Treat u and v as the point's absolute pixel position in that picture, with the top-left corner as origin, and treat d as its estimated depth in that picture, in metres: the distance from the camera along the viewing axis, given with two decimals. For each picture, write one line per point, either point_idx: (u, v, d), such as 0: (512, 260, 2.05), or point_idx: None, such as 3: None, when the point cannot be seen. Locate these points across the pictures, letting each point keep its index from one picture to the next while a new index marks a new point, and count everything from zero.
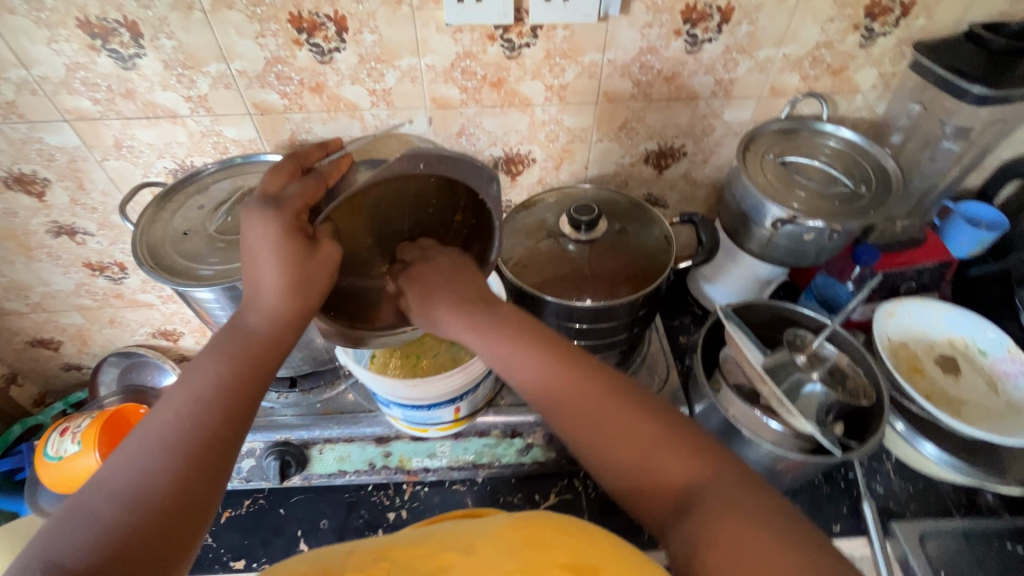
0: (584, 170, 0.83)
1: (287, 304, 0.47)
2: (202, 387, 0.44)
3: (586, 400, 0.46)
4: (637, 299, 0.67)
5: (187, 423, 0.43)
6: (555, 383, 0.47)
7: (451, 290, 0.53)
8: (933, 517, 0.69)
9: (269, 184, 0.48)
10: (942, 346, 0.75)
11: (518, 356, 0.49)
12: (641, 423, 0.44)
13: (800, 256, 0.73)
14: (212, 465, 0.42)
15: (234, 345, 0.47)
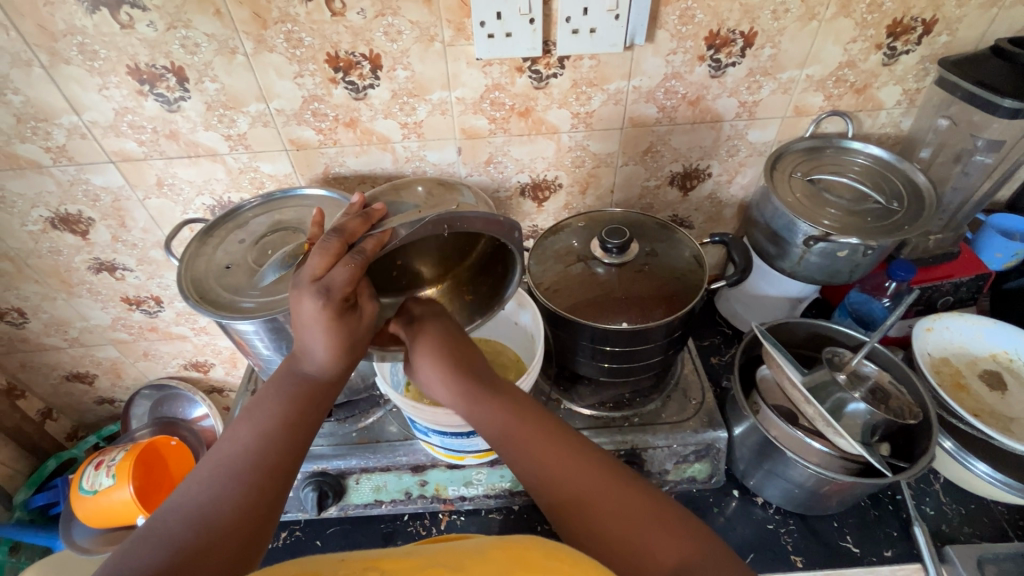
0: (610, 193, 0.84)
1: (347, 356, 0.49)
2: (268, 422, 0.46)
3: (575, 474, 0.47)
4: (673, 321, 0.67)
5: (254, 454, 0.44)
6: (542, 457, 0.49)
7: (442, 358, 0.55)
8: (989, 541, 0.67)
9: (314, 266, 0.45)
10: (985, 361, 0.74)
11: (511, 427, 0.51)
12: (631, 500, 0.45)
13: (834, 274, 0.73)
14: (273, 494, 0.43)
15: (293, 386, 0.48)
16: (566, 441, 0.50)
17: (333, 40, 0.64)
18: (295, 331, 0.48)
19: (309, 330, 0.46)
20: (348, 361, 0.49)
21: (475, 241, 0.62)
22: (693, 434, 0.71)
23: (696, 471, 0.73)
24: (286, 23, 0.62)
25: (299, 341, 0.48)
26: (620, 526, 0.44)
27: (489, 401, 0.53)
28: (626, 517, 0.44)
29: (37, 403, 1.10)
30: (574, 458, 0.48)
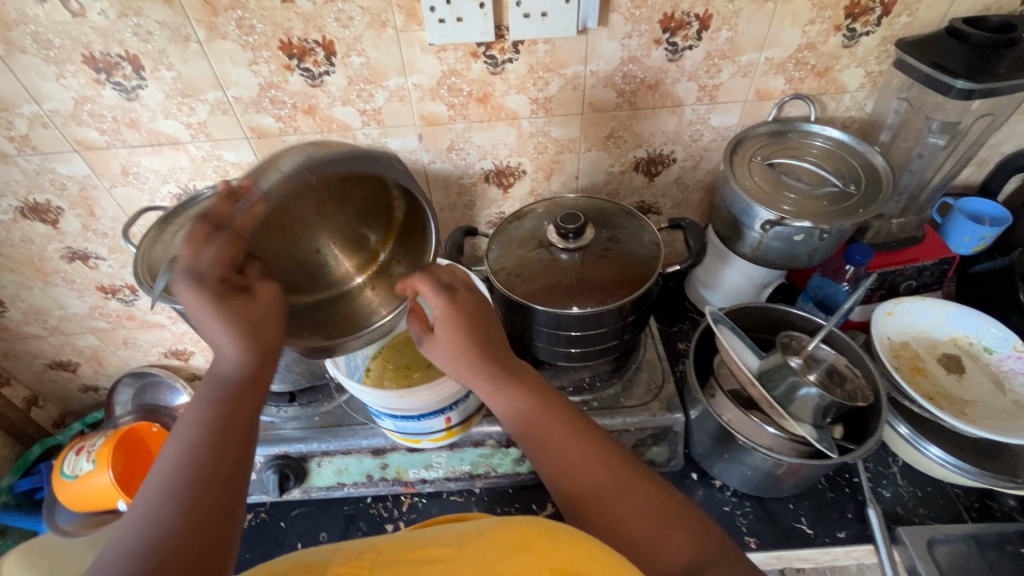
0: (574, 179, 0.84)
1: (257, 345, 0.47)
2: (191, 434, 0.43)
3: (600, 477, 0.51)
4: (626, 304, 0.67)
5: (185, 469, 0.41)
6: (569, 454, 0.52)
7: (468, 332, 0.55)
8: (941, 523, 0.67)
9: (184, 255, 0.44)
10: (945, 346, 0.73)
11: (542, 430, 0.54)
12: (649, 499, 0.49)
13: (793, 258, 0.73)
14: (219, 502, 0.41)
15: (215, 392, 0.45)
16: (593, 444, 0.53)
17: (285, 26, 0.64)
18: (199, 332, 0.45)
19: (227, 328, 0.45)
20: (262, 350, 0.47)
21: (389, 199, 0.62)
22: (651, 417, 0.72)
23: (655, 453, 0.74)
24: (236, 10, 0.62)
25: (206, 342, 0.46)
26: (636, 524, 0.47)
27: (513, 400, 0.55)
28: (647, 519, 0.47)
29: (22, 390, 1.12)
30: (587, 458, 0.52)
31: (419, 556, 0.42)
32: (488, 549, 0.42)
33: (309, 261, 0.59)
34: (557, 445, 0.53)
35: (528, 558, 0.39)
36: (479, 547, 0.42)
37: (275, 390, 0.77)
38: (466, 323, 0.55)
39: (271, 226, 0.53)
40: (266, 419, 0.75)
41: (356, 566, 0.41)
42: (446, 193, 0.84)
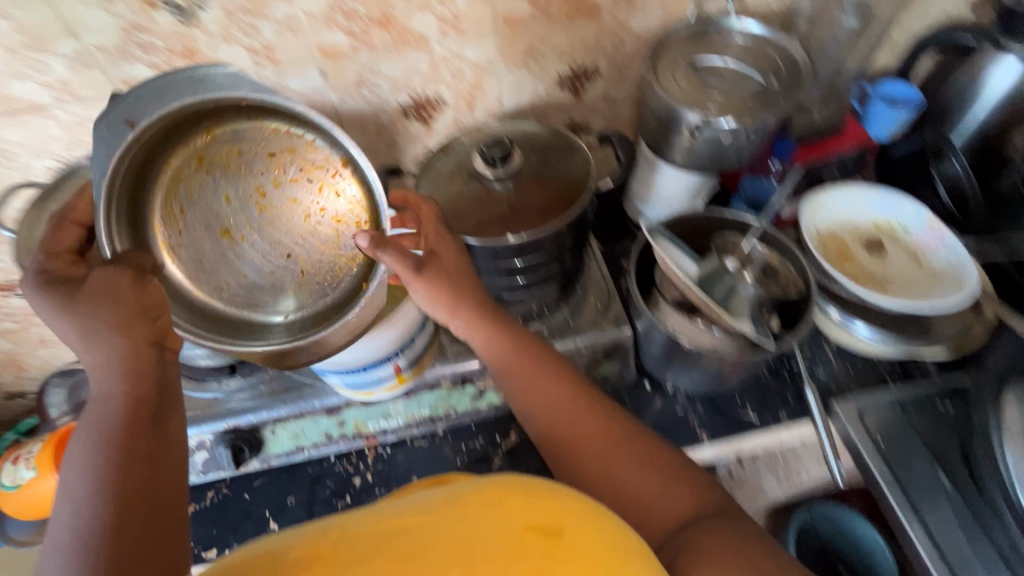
0: (499, 105, 0.80)
1: (106, 351, 0.43)
2: (81, 471, 0.40)
3: (595, 437, 0.55)
4: (563, 228, 0.65)
5: (83, 507, 0.38)
6: (563, 414, 0.57)
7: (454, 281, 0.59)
8: (868, 390, 0.72)
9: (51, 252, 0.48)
10: (869, 229, 0.76)
11: (538, 387, 0.58)
12: (636, 452, 0.54)
13: (722, 161, 0.72)
14: (140, 529, 0.39)
15: (98, 424, 0.42)
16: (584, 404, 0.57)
17: None
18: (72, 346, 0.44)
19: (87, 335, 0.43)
20: (109, 347, 0.43)
21: (335, 166, 0.54)
22: (600, 335, 0.73)
23: (608, 370, 0.75)
24: None
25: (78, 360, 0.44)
26: (628, 474, 0.53)
27: (512, 356, 0.60)
28: (636, 471, 0.53)
29: None
30: (581, 418, 0.56)
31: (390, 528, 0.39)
32: (465, 512, 0.39)
33: (284, 272, 0.56)
34: (551, 402, 0.58)
35: (510, 518, 0.38)
36: (455, 514, 0.39)
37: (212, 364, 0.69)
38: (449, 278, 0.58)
39: (209, 234, 0.54)
40: (210, 396, 0.70)
41: (323, 545, 0.38)
42: (364, 135, 0.78)
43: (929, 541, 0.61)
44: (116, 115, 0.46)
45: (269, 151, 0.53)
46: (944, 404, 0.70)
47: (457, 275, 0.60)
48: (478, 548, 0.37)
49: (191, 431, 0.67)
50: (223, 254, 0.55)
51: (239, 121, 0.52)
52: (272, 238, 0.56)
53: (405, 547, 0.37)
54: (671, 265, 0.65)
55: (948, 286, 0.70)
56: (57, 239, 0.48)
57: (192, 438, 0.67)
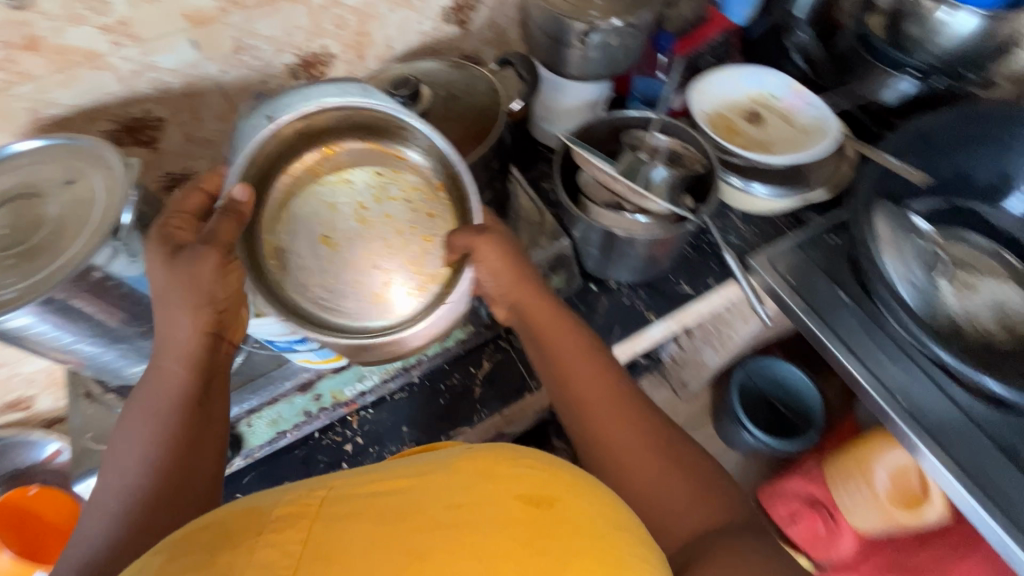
0: (389, 50, 0.79)
1: (190, 334, 0.48)
2: (147, 433, 0.45)
3: (627, 432, 0.53)
4: (487, 152, 0.68)
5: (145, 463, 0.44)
6: (599, 398, 0.55)
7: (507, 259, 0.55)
8: (773, 243, 0.83)
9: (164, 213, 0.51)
10: (746, 103, 0.85)
11: (576, 367, 0.56)
12: (664, 455, 0.52)
13: (614, 65, 0.77)
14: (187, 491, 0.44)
15: (167, 395, 0.47)
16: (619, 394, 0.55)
17: None
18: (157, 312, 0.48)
19: (161, 306, 0.48)
20: (191, 330, 0.48)
21: (435, 189, 0.56)
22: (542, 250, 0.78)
23: (557, 281, 0.80)
24: None
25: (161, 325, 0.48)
26: (653, 478, 0.51)
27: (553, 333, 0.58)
28: (661, 475, 0.51)
29: None
30: (626, 413, 0.54)
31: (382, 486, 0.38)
32: (450, 476, 0.38)
33: (370, 280, 0.53)
34: (596, 393, 0.55)
35: (499, 487, 0.37)
36: (450, 475, 0.38)
37: None
38: (502, 262, 0.55)
39: (308, 242, 0.53)
40: None
41: (306, 504, 0.37)
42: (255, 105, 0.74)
43: (845, 347, 0.74)
44: (258, 110, 0.49)
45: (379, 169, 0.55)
46: (832, 237, 0.82)
47: (510, 242, 0.56)
48: (472, 508, 0.35)
49: None
50: (317, 261, 0.53)
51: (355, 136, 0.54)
52: (365, 250, 0.54)
53: (395, 506, 0.36)
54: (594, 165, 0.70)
55: (817, 137, 0.81)
56: (182, 201, 0.51)
57: None
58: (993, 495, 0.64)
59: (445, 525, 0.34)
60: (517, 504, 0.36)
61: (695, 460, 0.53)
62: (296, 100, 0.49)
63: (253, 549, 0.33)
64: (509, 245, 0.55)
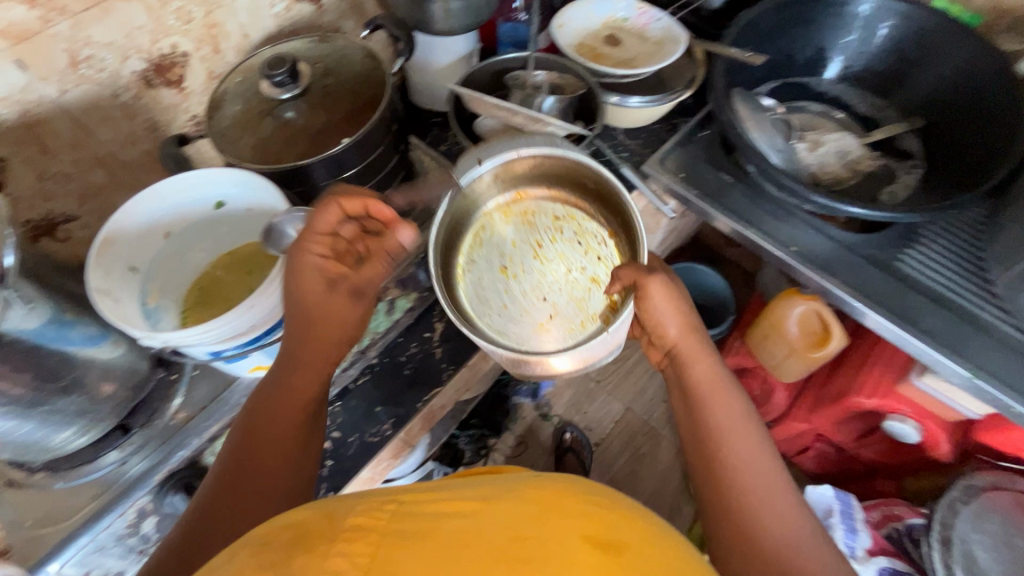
0: (246, 40, 0.74)
1: (313, 356, 0.58)
2: (262, 414, 0.56)
3: (746, 474, 0.59)
4: (384, 112, 0.65)
5: (251, 438, 0.55)
6: (734, 427, 0.62)
7: (677, 306, 0.65)
8: (657, 147, 0.92)
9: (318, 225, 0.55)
10: (601, 31, 0.93)
11: (717, 399, 0.64)
12: (772, 507, 0.57)
13: (478, 12, 0.79)
14: (277, 473, 0.54)
15: (280, 394, 0.57)
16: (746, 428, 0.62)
17: None
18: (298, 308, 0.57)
19: (303, 327, 0.57)
20: (319, 352, 0.58)
21: (608, 238, 0.75)
22: None
23: None
24: None
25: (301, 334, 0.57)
26: (756, 520, 0.56)
27: (699, 361, 0.67)
28: (762, 521, 0.56)
29: None
30: (769, 471, 0.59)
31: (451, 509, 0.41)
32: (517, 504, 0.40)
33: (537, 308, 0.73)
34: (745, 442, 0.61)
35: (567, 522, 0.38)
36: (515, 508, 0.40)
37: (93, 436, 0.61)
38: (674, 313, 0.65)
39: (494, 271, 0.75)
40: (112, 466, 0.62)
41: (376, 516, 0.39)
42: (111, 124, 0.67)
43: (735, 217, 0.84)
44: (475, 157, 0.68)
45: (558, 215, 0.76)
46: (702, 131, 0.92)
47: (674, 300, 0.65)
48: (539, 543, 0.37)
49: (128, 505, 0.62)
50: (498, 286, 0.74)
51: (543, 188, 0.76)
52: (536, 281, 0.75)
53: (463, 532, 0.38)
54: (489, 100, 0.73)
55: (670, 44, 0.89)
56: (321, 222, 0.55)
57: (132, 511, 0.63)
58: (894, 308, 0.75)
59: (510, 558, 0.36)
60: (583, 545, 0.37)
61: (792, 529, 0.56)
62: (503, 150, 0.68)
63: (327, 556, 0.36)
64: (676, 293, 0.65)
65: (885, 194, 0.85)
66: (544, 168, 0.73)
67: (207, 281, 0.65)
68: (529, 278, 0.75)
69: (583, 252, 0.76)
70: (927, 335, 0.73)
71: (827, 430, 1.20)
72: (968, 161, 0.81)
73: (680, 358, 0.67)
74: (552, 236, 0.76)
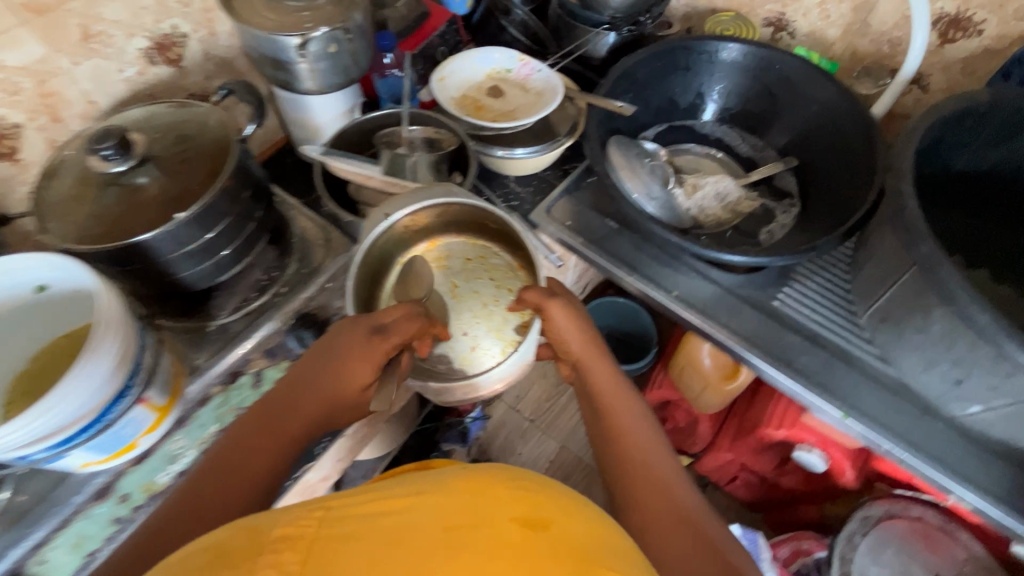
0: (94, 106, 0.71)
1: (312, 395, 0.60)
2: (238, 440, 0.55)
3: (642, 459, 0.58)
4: (226, 183, 0.62)
5: (220, 460, 0.53)
6: (632, 421, 0.62)
7: (576, 318, 0.69)
8: (546, 195, 0.92)
9: (382, 316, 0.62)
10: (485, 81, 0.94)
11: (612, 395, 0.65)
12: (676, 489, 0.55)
13: (346, 70, 0.79)
14: (239, 495, 0.51)
15: (256, 420, 0.58)
16: (639, 419, 0.63)
17: None
18: (325, 364, 0.61)
19: (319, 373, 0.60)
20: (319, 395, 0.60)
21: (515, 270, 0.82)
22: (335, 262, 0.77)
23: None
24: None
25: (309, 377, 0.60)
26: (660, 501, 0.54)
27: (595, 364, 0.68)
28: (663, 499, 0.54)
29: None
30: (664, 454, 0.59)
31: (377, 506, 0.39)
32: (448, 494, 0.39)
33: (459, 342, 0.78)
34: (644, 434, 0.61)
35: (497, 507, 0.38)
36: (446, 498, 0.39)
37: None
38: (572, 321, 0.68)
39: None
40: None
41: (303, 525, 0.37)
42: None
43: (621, 265, 0.84)
44: (381, 212, 0.70)
45: (469, 256, 0.83)
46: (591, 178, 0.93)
47: (574, 312, 0.69)
48: (471, 530, 0.36)
49: None
50: None
51: (454, 235, 0.83)
52: (456, 318, 0.80)
53: (394, 526, 0.37)
54: (340, 163, 0.72)
55: (549, 95, 0.90)
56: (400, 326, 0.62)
57: None
58: (771, 350, 0.75)
59: (440, 546, 0.35)
60: (513, 527, 0.37)
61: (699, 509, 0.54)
62: (411, 202, 0.72)
63: (254, 569, 0.33)
64: (574, 307, 0.69)
65: (765, 234, 0.88)
66: (449, 218, 0.79)
67: (31, 372, 0.60)
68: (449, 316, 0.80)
69: (495, 287, 0.82)
70: (799, 375, 0.73)
71: (748, 459, 1.21)
72: (840, 198, 0.83)
73: (582, 366, 0.69)
74: (466, 275, 0.82)
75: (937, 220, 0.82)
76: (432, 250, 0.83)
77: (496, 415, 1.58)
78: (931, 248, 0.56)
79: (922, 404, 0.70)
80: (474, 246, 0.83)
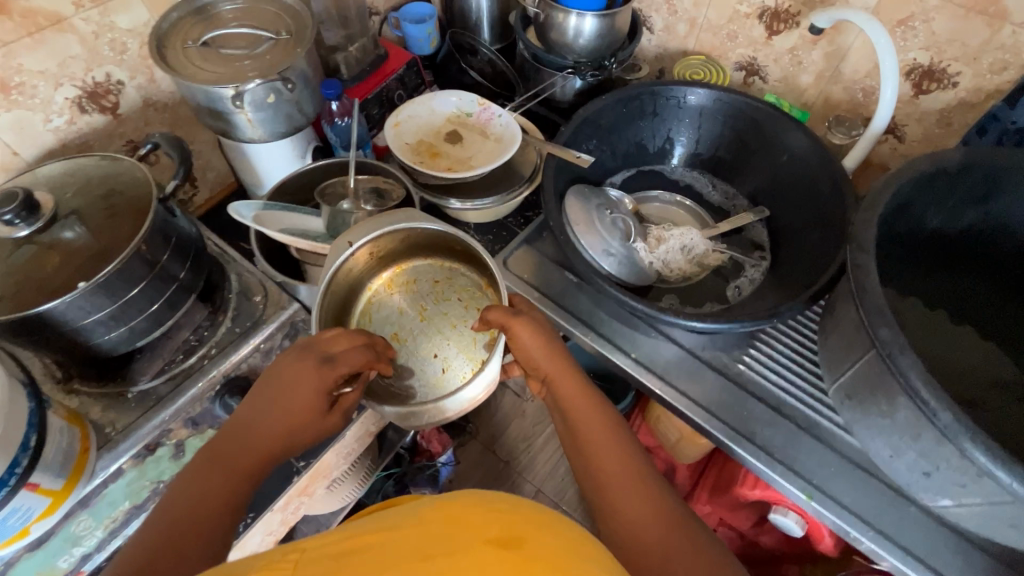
0: (16, 157, 0.68)
1: (268, 426, 0.55)
2: (194, 484, 0.50)
3: (625, 481, 0.53)
4: (142, 245, 0.58)
5: (176, 508, 0.48)
6: (614, 442, 0.56)
7: (545, 334, 0.62)
8: (504, 245, 0.87)
9: (336, 341, 0.58)
10: (444, 125, 0.90)
11: (587, 412, 0.59)
12: (668, 514, 0.50)
13: (290, 118, 0.75)
14: (201, 542, 0.46)
15: (211, 461, 0.52)
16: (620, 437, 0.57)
17: None
18: (270, 396, 0.56)
19: (269, 405, 0.55)
20: (277, 429, 0.55)
21: (483, 288, 0.76)
22: (271, 320, 0.73)
23: None
24: None
25: (258, 412, 0.55)
26: (653, 527, 0.49)
27: (566, 379, 0.61)
28: (657, 526, 0.49)
29: None
30: (650, 477, 0.54)
31: (352, 543, 0.36)
32: (422, 525, 0.36)
33: (431, 366, 0.73)
34: (626, 455, 0.55)
35: (469, 535, 0.35)
36: (421, 529, 0.36)
37: None
38: (540, 337, 0.61)
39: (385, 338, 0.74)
40: None
41: (277, 568, 0.34)
42: None
43: (579, 322, 0.79)
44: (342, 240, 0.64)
45: (437, 278, 0.78)
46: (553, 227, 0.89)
47: (541, 329, 0.62)
48: (446, 558, 0.33)
49: None
50: None
51: (421, 258, 0.78)
52: (426, 343, 0.75)
53: (362, 564, 0.34)
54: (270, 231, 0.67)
55: (509, 142, 0.87)
56: (349, 355, 0.57)
57: None
58: (732, 423, 0.70)
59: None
60: (485, 550, 0.33)
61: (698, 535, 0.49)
62: (370, 229, 0.66)
63: None
64: (542, 325, 0.62)
65: (733, 290, 0.84)
66: (412, 242, 0.74)
67: None
68: (418, 341, 0.75)
69: (464, 308, 0.76)
70: (761, 453, 0.68)
71: (726, 515, 1.15)
72: (812, 254, 0.79)
73: (552, 383, 0.62)
74: (434, 297, 0.77)
75: (914, 280, 0.77)
76: (398, 274, 0.77)
77: (469, 457, 1.52)
78: (891, 332, 0.52)
79: (893, 486, 0.65)
80: (441, 267, 0.78)
